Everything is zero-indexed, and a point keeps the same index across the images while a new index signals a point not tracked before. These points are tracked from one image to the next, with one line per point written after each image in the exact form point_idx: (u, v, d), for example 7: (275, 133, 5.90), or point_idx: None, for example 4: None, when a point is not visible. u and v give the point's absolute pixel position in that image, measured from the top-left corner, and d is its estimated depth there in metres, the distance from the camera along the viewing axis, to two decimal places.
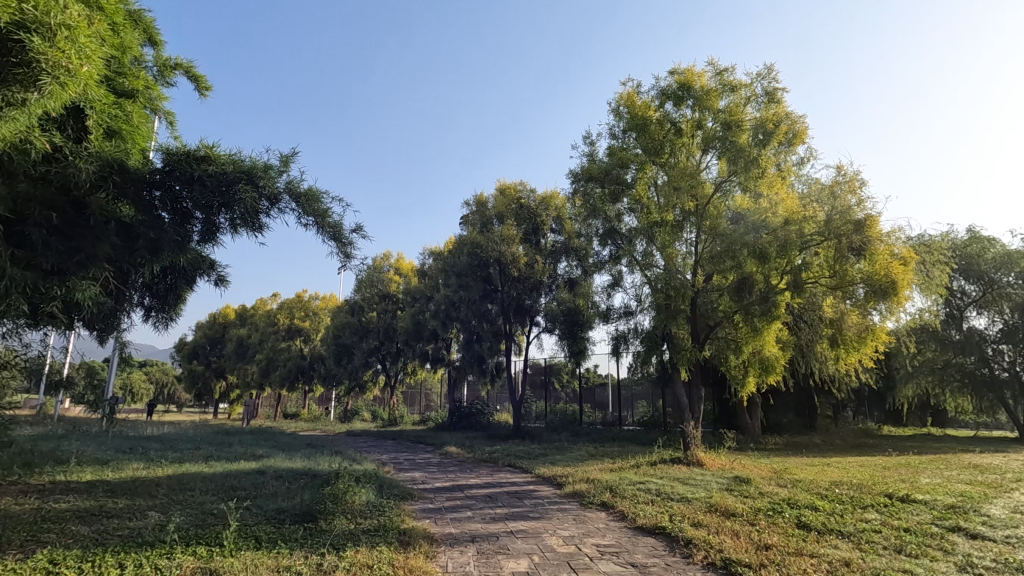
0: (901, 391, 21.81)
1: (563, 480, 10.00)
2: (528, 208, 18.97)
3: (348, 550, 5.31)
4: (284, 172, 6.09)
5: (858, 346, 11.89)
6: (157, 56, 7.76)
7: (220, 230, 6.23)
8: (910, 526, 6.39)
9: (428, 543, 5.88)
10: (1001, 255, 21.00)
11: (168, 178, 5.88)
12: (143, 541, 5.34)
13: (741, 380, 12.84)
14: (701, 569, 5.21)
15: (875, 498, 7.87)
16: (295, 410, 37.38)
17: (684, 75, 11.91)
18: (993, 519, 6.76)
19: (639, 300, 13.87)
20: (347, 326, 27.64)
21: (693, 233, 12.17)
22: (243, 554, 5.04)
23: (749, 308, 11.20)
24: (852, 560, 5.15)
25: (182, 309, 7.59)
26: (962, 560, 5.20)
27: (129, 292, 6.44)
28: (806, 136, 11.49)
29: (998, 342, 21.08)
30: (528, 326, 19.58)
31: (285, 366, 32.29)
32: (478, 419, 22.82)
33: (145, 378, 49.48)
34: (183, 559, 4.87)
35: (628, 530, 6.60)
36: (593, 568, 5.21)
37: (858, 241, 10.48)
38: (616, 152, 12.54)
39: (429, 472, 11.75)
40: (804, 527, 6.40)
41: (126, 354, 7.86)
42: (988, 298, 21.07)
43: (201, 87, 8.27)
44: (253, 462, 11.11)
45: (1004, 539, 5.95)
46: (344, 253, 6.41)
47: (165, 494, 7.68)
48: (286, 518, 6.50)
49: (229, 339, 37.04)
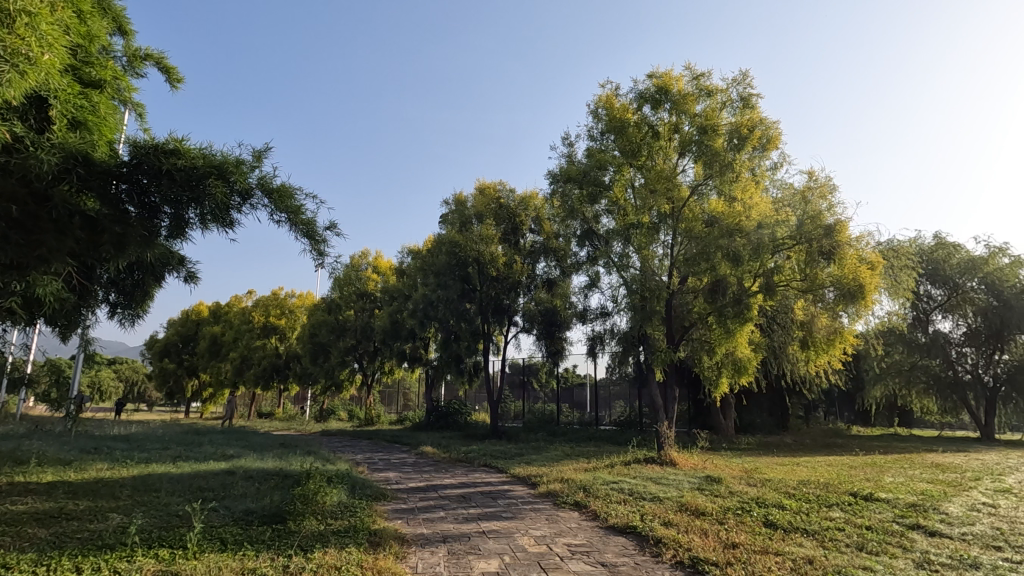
0: (870, 392, 22.37)
1: (537, 480, 10.02)
2: (508, 208, 19.03)
3: (316, 552, 5.24)
4: (257, 167, 5.85)
5: (827, 347, 12.21)
6: (127, 46, 7.58)
7: (190, 225, 5.89)
8: (873, 523, 6.56)
9: (399, 543, 5.86)
10: (966, 261, 21.64)
11: (136, 171, 5.53)
12: (104, 543, 5.22)
13: (714, 381, 13.02)
14: (670, 568, 5.25)
15: (841, 497, 8.03)
16: (269, 410, 36.78)
17: (662, 78, 12.02)
18: (951, 517, 6.97)
19: (616, 301, 13.99)
20: (324, 324, 27.37)
21: (670, 235, 12.22)
22: (206, 557, 4.95)
23: (722, 310, 11.44)
24: (816, 558, 5.27)
25: (150, 305, 7.39)
26: (920, 557, 5.34)
27: (94, 288, 6.25)
28: (780, 141, 11.67)
29: (962, 345, 21.73)
30: (506, 326, 19.47)
31: (259, 364, 31.79)
32: (456, 418, 22.75)
33: (114, 377, 48.17)
34: (144, 561, 4.76)
35: (599, 530, 6.63)
36: (562, 568, 5.22)
37: (828, 245, 10.78)
38: (595, 154, 12.62)
39: (404, 471, 11.70)
40: (770, 526, 6.52)
41: (92, 352, 7.63)
42: (954, 303, 21.71)
43: (172, 79, 8.10)
44: (223, 463, 10.87)
45: (960, 537, 6.14)
46: (317, 251, 6.28)
47: (129, 494, 7.52)
48: (254, 519, 6.38)
49: (202, 338, 36.32)
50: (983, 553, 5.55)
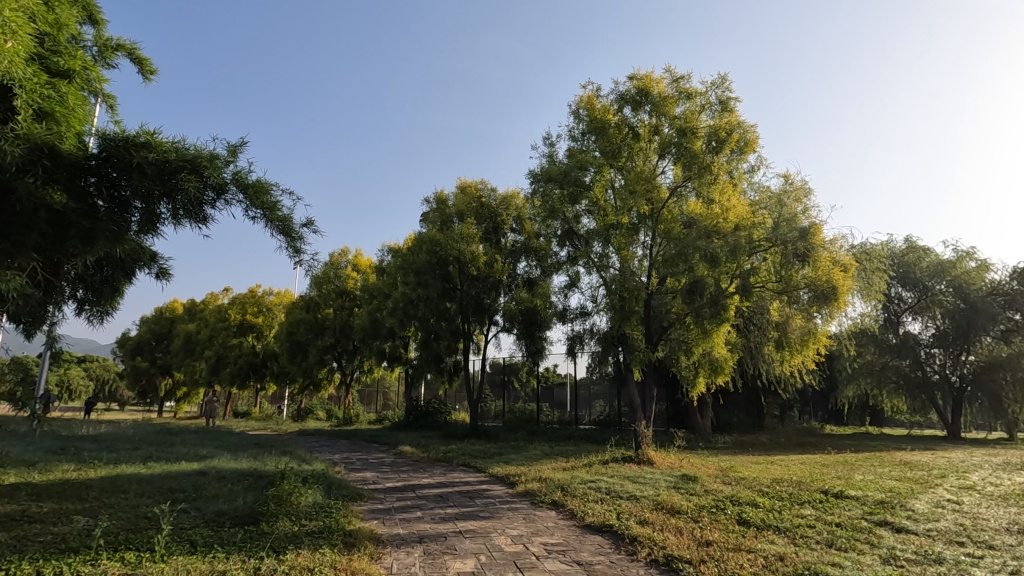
0: (842, 392, 22.99)
1: (516, 479, 10.00)
2: (489, 208, 19.09)
3: (290, 552, 5.20)
4: (231, 162, 5.62)
5: (801, 347, 12.40)
6: (98, 36, 7.41)
7: (162, 221, 5.69)
8: (843, 520, 6.71)
9: (374, 544, 5.80)
10: (935, 265, 22.39)
11: (105, 164, 5.35)
12: (67, 546, 5.06)
13: (691, 381, 13.26)
14: (645, 566, 5.30)
15: (812, 494, 8.21)
16: (245, 410, 36.22)
17: (643, 80, 12.14)
18: (917, 514, 7.16)
19: (595, 301, 14.08)
20: (302, 322, 27.02)
21: (649, 236, 12.35)
22: (174, 559, 4.83)
23: (699, 311, 11.55)
24: (787, 555, 5.36)
25: (120, 303, 7.17)
26: (886, 553, 5.47)
27: (60, 284, 6.07)
28: (757, 145, 11.82)
29: (931, 346, 22.32)
30: (486, 326, 19.39)
31: (235, 363, 31.31)
32: (435, 418, 22.63)
33: (85, 376, 47.01)
34: (109, 564, 4.64)
35: (577, 529, 6.66)
36: (538, 567, 5.23)
37: (802, 247, 11.00)
38: (576, 154, 12.64)
39: (381, 471, 11.58)
40: (744, 523, 6.62)
41: (60, 351, 7.29)
42: (923, 305, 22.31)
43: (145, 71, 7.93)
44: (196, 463, 10.70)
45: (925, 532, 6.31)
46: (294, 249, 6.07)
47: (96, 496, 7.29)
48: (226, 520, 6.28)
49: (176, 335, 35.65)
50: (946, 548, 5.70)
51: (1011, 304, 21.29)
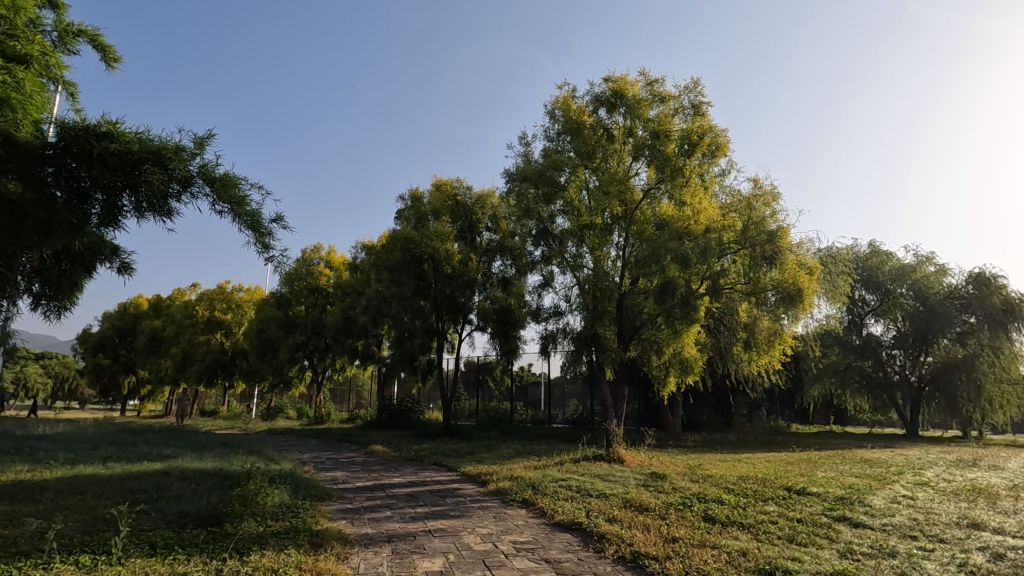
0: (808, 391, 23.64)
1: (487, 479, 10.01)
2: (464, 206, 19.02)
3: (254, 553, 5.10)
4: (198, 155, 5.47)
5: (767, 347, 12.69)
6: (58, 20, 7.16)
7: (124, 214, 5.52)
8: (804, 516, 6.87)
9: (342, 544, 5.73)
10: (896, 269, 23.23)
11: (64, 154, 5.17)
12: (18, 550, 4.87)
13: (662, 380, 13.48)
14: (611, 563, 5.37)
15: (776, 491, 8.41)
16: (212, 408, 35.33)
17: (618, 83, 12.26)
18: (874, 509, 7.40)
19: (569, 301, 14.15)
20: (273, 320, 26.49)
21: (622, 237, 12.48)
22: (133, 562, 4.71)
23: (670, 311, 11.64)
24: (748, 550, 5.48)
25: (80, 299, 6.88)
26: (844, 547, 5.65)
27: (14, 278, 5.78)
28: (728, 149, 12.01)
29: (892, 347, 23.07)
30: (460, 324, 19.29)
31: (202, 361, 30.67)
32: (408, 417, 22.42)
33: (42, 373, 45.10)
34: (63, 567, 4.49)
35: (546, 526, 6.72)
36: (507, 565, 5.25)
37: (770, 249, 11.30)
38: (551, 154, 12.70)
39: (351, 471, 11.40)
40: (710, 520, 6.75)
41: (14, 347, 6.92)
42: (885, 307, 23.06)
43: (108, 58, 7.71)
44: (159, 463, 10.41)
45: (881, 527, 6.52)
46: (263, 244, 5.95)
47: (51, 498, 7.04)
48: (188, 521, 6.14)
49: (140, 333, 34.60)
50: (899, 542, 5.92)
51: (967, 307, 22.00)
